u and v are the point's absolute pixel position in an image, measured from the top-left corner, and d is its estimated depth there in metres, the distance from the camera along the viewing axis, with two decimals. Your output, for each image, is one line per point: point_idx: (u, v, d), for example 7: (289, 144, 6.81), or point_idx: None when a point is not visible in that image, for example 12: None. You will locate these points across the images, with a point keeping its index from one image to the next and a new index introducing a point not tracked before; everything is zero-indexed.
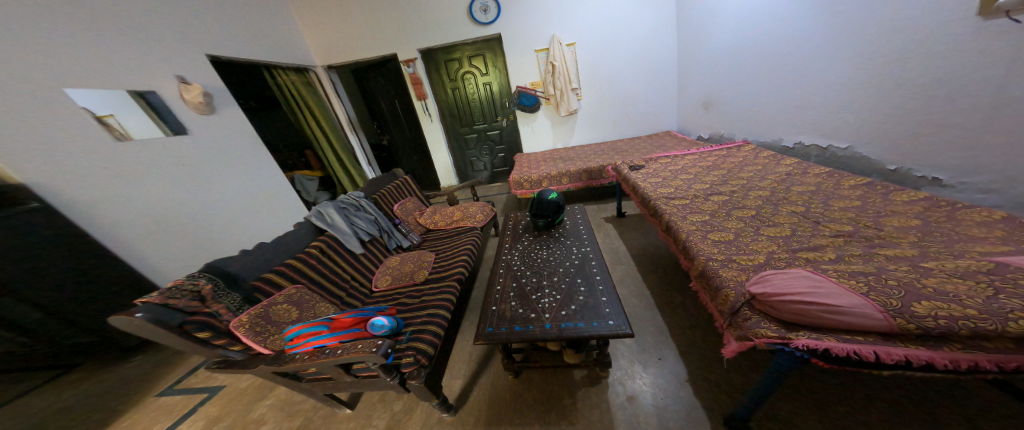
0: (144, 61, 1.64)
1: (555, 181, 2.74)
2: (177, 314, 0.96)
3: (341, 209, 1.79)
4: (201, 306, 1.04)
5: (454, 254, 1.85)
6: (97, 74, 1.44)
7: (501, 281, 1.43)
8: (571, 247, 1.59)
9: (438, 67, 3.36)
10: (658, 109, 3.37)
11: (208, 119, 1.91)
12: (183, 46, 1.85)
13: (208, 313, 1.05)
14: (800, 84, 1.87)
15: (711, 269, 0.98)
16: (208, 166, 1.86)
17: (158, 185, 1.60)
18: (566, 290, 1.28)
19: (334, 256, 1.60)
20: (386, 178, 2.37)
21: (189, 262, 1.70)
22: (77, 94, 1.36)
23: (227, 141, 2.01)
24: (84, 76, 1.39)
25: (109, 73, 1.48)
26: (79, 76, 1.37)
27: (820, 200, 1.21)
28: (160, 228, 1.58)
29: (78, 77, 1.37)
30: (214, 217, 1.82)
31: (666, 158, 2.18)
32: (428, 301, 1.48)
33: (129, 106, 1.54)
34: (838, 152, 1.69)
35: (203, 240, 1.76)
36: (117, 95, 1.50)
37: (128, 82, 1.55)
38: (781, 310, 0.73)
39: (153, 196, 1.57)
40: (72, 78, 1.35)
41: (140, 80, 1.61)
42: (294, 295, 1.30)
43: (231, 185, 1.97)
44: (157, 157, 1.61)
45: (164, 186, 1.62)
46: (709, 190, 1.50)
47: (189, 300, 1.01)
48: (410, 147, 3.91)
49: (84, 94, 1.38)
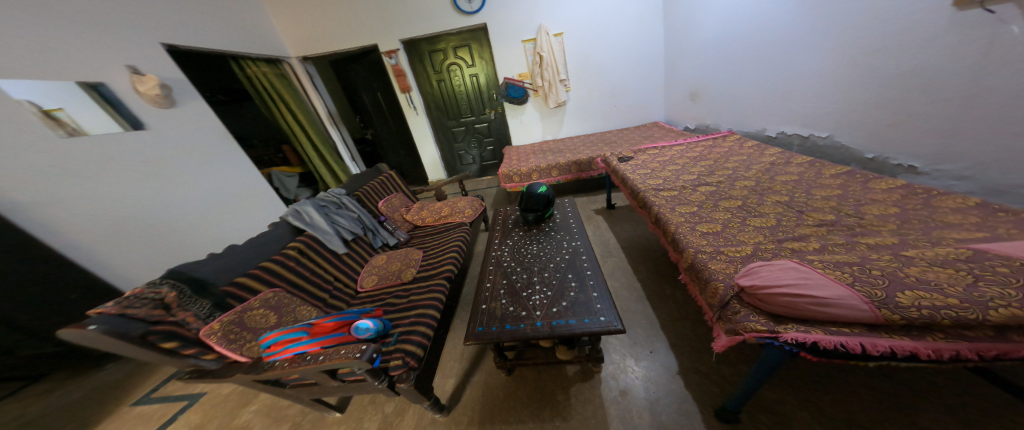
0: (92, 51, 1.49)
1: (545, 174, 2.71)
2: (137, 324, 0.89)
3: (319, 207, 1.72)
4: (165, 314, 0.98)
5: (443, 251, 1.81)
6: (39, 63, 1.30)
7: (491, 278, 1.41)
8: (561, 241, 1.58)
9: (422, 58, 3.24)
10: (646, 100, 3.36)
11: (169, 113, 1.78)
12: (135, 34, 1.70)
13: (173, 322, 0.99)
14: (782, 75, 1.89)
15: (700, 261, 0.98)
16: (174, 164, 1.74)
17: (117, 185, 1.49)
18: (556, 286, 1.27)
19: (316, 257, 1.54)
20: (369, 173, 2.28)
21: (157, 265, 1.63)
22: (15, 86, 1.23)
23: (192, 137, 1.89)
24: (22, 66, 1.26)
25: (53, 63, 1.35)
26: (18, 66, 1.25)
27: (803, 189, 1.22)
28: (120, 232, 1.50)
29: (16, 67, 1.24)
30: (182, 218, 1.72)
31: (654, 149, 2.17)
32: (417, 300, 1.44)
33: (80, 99, 1.41)
34: (819, 142, 1.72)
35: (172, 243, 1.68)
36: (65, 86, 1.37)
37: (75, 73, 1.42)
38: (770, 304, 0.74)
39: (110, 196, 1.46)
40: (7, 68, 1.22)
41: (90, 70, 1.47)
42: (270, 299, 1.24)
43: (201, 184, 1.87)
44: (114, 154, 1.50)
45: (123, 186, 1.51)
46: (696, 181, 1.50)
47: (151, 309, 0.94)
48: (395, 141, 3.79)
49: (26, 86, 1.26)
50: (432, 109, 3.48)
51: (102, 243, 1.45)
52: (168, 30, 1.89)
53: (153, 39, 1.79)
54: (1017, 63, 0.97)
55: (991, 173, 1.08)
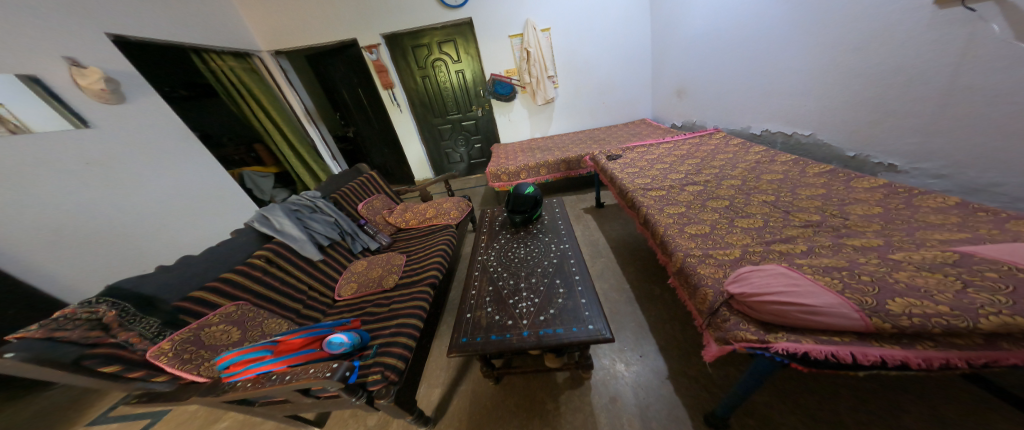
0: (22, 40, 1.33)
1: (533, 173, 2.67)
2: (67, 348, 0.81)
3: (291, 212, 1.62)
4: (103, 336, 0.89)
5: (427, 256, 1.74)
6: None
7: (476, 284, 1.36)
8: (549, 243, 1.53)
9: (405, 53, 3.11)
10: (634, 97, 3.34)
11: (117, 109, 1.63)
12: (73, 22, 1.53)
13: (114, 344, 0.89)
14: (765, 73, 1.89)
15: (688, 266, 0.96)
16: (125, 165, 1.61)
17: (58, 188, 1.36)
18: (543, 292, 1.23)
19: (288, 266, 1.45)
20: (348, 174, 2.18)
21: (108, 273, 1.51)
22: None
23: (145, 136, 1.74)
24: None
25: None
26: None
27: (788, 189, 1.20)
28: (61, 239, 1.36)
29: None
30: (135, 223, 1.58)
31: (642, 147, 2.14)
32: (398, 309, 1.37)
33: (21, 92, 1.28)
34: (802, 139, 1.74)
35: (126, 250, 1.56)
36: (2, 79, 1.24)
37: (10, 64, 1.28)
38: (760, 312, 0.72)
39: (49, 199, 1.33)
40: None
41: (22, 61, 1.32)
42: (233, 314, 1.16)
43: (158, 185, 1.73)
44: (51, 155, 1.35)
45: (66, 190, 1.38)
46: (683, 181, 1.48)
47: (84, 330, 0.86)
48: (378, 139, 3.66)
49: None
50: (416, 105, 3.36)
51: (41, 249, 1.33)
52: (112, 16, 1.72)
53: (94, 27, 1.63)
54: (995, 62, 0.97)
55: (968, 172, 1.09)
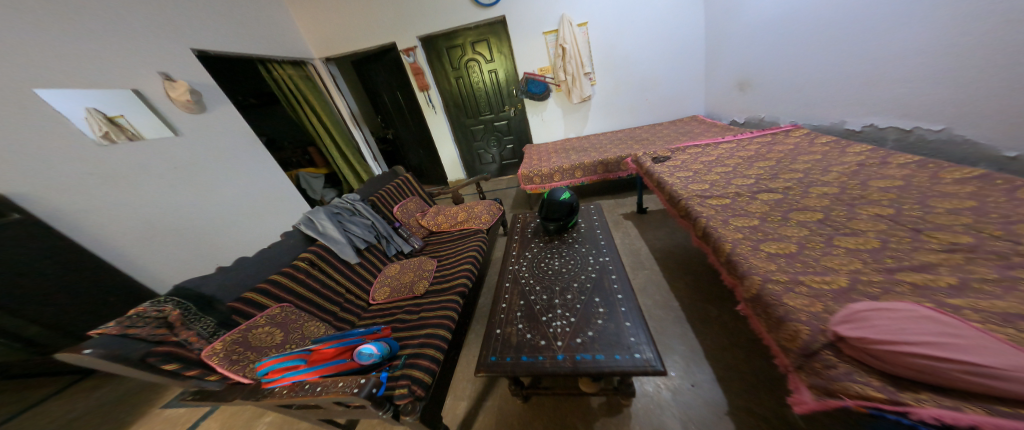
0: (126, 60, 1.54)
1: (567, 175, 2.53)
2: (138, 345, 0.88)
3: (332, 214, 1.67)
4: (167, 334, 0.96)
5: (457, 262, 1.71)
6: (92, 75, 1.40)
7: (507, 297, 1.28)
8: (586, 255, 1.40)
9: (440, 56, 3.15)
10: (683, 92, 3.02)
11: (198, 118, 1.84)
12: (165, 43, 1.75)
13: (175, 342, 0.96)
14: (847, 61, 1.57)
15: (769, 294, 0.74)
16: (203, 168, 1.80)
17: (153, 190, 1.54)
18: (579, 310, 1.11)
19: (328, 267, 1.51)
20: (385, 177, 2.23)
21: (190, 268, 1.65)
22: (80, 94, 1.33)
23: (220, 142, 1.93)
24: (76, 78, 1.34)
25: (102, 73, 1.44)
26: (80, 78, 1.36)
27: (913, 199, 0.88)
28: (158, 235, 1.52)
29: (69, 79, 1.32)
30: (210, 221, 1.75)
31: (696, 148, 1.88)
32: (427, 318, 1.35)
33: (135, 105, 1.53)
34: (928, 136, 1.31)
35: (200, 247, 1.69)
36: (123, 95, 1.49)
37: (119, 81, 1.50)
38: (889, 362, 0.52)
39: (146, 199, 1.50)
40: (60, 80, 1.29)
41: (127, 77, 1.54)
42: (277, 316, 1.21)
43: (227, 187, 1.90)
44: (148, 160, 1.54)
45: (159, 192, 1.56)
46: (751, 187, 1.24)
47: (153, 328, 0.94)
48: (415, 141, 3.79)
49: (87, 93, 1.36)
50: (450, 106, 3.39)
51: (138, 246, 1.45)
52: (195, 34, 1.92)
53: (182, 44, 1.84)
54: None
55: None
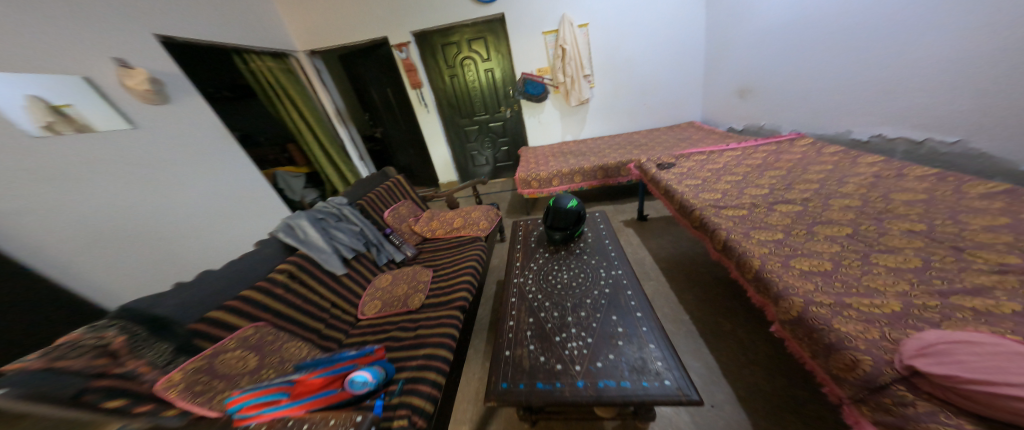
0: (75, 40, 1.33)
1: (566, 180, 2.46)
2: (71, 380, 0.71)
3: (316, 220, 1.51)
4: (110, 365, 0.79)
5: (456, 272, 1.61)
6: (33, 56, 1.19)
7: (514, 314, 1.19)
8: (596, 267, 1.33)
9: (434, 52, 3.03)
10: (681, 98, 3.04)
11: (160, 110, 1.64)
12: (123, 24, 1.54)
13: (120, 375, 0.79)
14: (854, 69, 1.57)
15: (815, 317, 0.68)
16: (166, 167, 1.60)
17: (102, 190, 1.33)
18: (595, 330, 1.03)
19: (311, 280, 1.36)
20: (375, 179, 2.08)
21: (147, 282, 1.44)
22: (20, 78, 1.12)
23: (184, 137, 1.74)
24: (9, 58, 1.13)
25: (44, 54, 1.22)
26: (16, 59, 1.15)
27: (943, 214, 0.85)
28: (102, 242, 1.29)
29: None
30: (168, 225, 1.54)
31: (701, 155, 1.86)
32: (425, 337, 1.25)
33: (82, 92, 1.31)
34: (940, 148, 1.28)
35: (160, 256, 1.49)
36: (71, 81, 1.28)
37: (65, 64, 1.29)
38: (979, 403, 0.45)
39: (95, 201, 1.30)
40: None
41: (76, 61, 1.33)
42: (251, 338, 1.07)
43: (192, 189, 1.71)
44: (98, 154, 1.34)
45: (109, 192, 1.35)
46: (767, 198, 1.20)
47: (91, 358, 0.77)
48: (405, 140, 3.63)
49: (29, 78, 1.15)
50: (443, 106, 3.27)
51: (94, 257, 1.24)
52: (160, 17, 1.72)
53: (143, 28, 1.63)
54: None
55: None
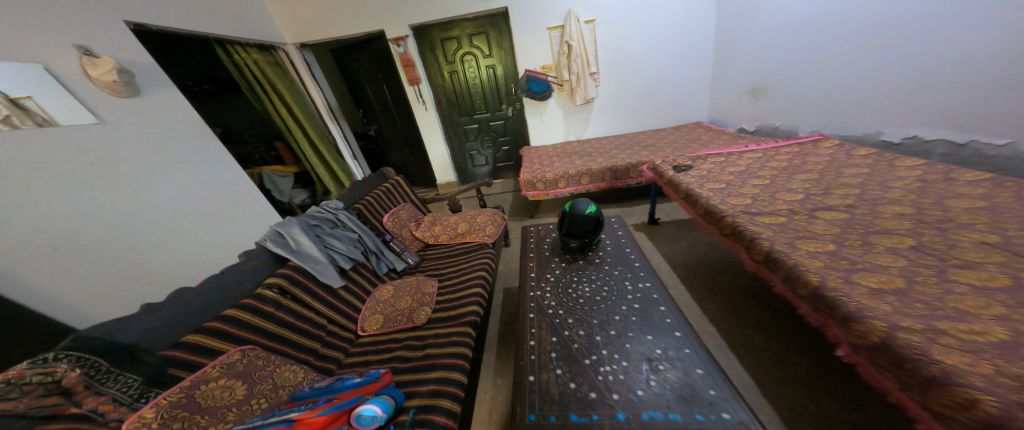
0: (29, 21, 1.14)
1: (573, 181, 2.36)
2: (13, 423, 0.59)
3: (309, 228, 1.36)
4: (63, 404, 0.66)
5: (464, 283, 1.49)
6: None
7: (534, 332, 1.07)
8: (621, 279, 1.23)
9: (434, 47, 2.88)
10: (687, 98, 3.00)
11: (127, 103, 1.45)
12: (89, 8, 1.35)
13: (77, 416, 0.67)
14: (886, 68, 1.51)
15: (908, 345, 0.60)
16: (133, 166, 1.41)
17: (57, 196, 1.14)
18: (629, 351, 0.94)
19: (305, 295, 1.22)
20: (373, 180, 1.93)
21: (119, 298, 1.28)
22: None
23: (157, 134, 1.55)
24: None
25: None
26: None
27: (1015, 223, 0.79)
28: (52, 252, 1.10)
29: None
30: (134, 232, 1.35)
31: (718, 156, 1.79)
32: (434, 358, 1.13)
33: (43, 81, 1.14)
34: (987, 151, 1.22)
35: (128, 267, 1.31)
36: (27, 69, 1.10)
37: (12, 46, 1.09)
38: None
39: (45, 206, 1.11)
40: None
41: (28, 46, 1.13)
42: (238, 363, 0.93)
43: (166, 190, 1.53)
44: (53, 153, 1.16)
45: (63, 197, 1.16)
46: (804, 203, 1.12)
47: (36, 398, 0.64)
48: (402, 139, 3.47)
49: None
50: (442, 103, 3.12)
51: (47, 268, 1.07)
52: (134, 4, 1.53)
53: (113, 14, 1.45)
54: None
55: None
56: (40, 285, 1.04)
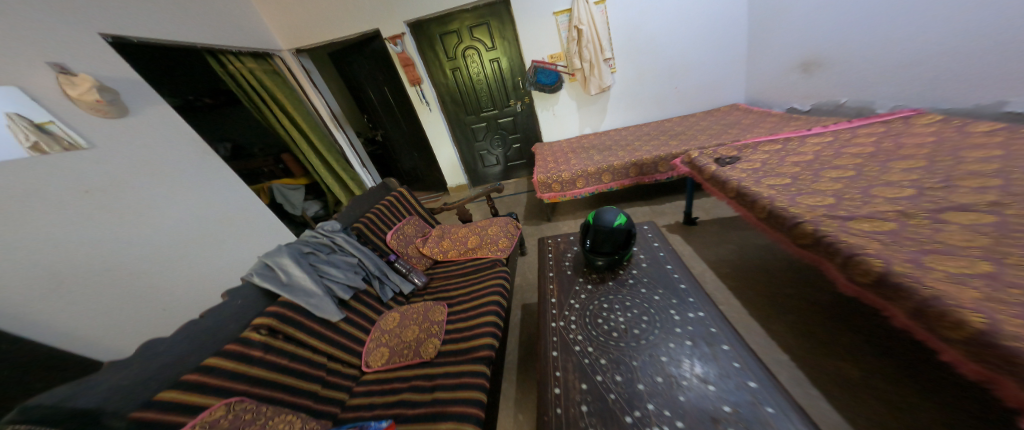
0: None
1: (593, 180, 2.12)
2: None
3: (302, 256, 1.22)
4: None
5: (476, 309, 1.30)
6: None
7: (558, 376, 0.87)
8: (664, 307, 0.98)
9: (433, 44, 2.70)
10: (719, 78, 2.67)
11: (125, 124, 1.33)
12: (77, 29, 1.27)
13: None
14: (983, 23, 1.19)
15: None
16: (133, 187, 1.29)
17: (55, 228, 1.04)
18: (685, 408, 0.70)
19: (299, 332, 1.07)
20: (375, 193, 1.78)
21: (133, 325, 1.19)
22: None
23: (160, 153, 1.44)
24: None
25: None
26: None
27: None
28: (54, 288, 1.00)
29: None
30: (144, 258, 1.25)
31: (774, 143, 1.54)
32: (443, 404, 0.95)
33: (24, 98, 1.04)
34: None
35: (141, 295, 1.22)
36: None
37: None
38: None
39: (40, 234, 1.00)
40: None
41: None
42: (223, 421, 0.78)
43: (178, 210, 1.43)
44: (49, 182, 1.05)
45: (64, 229, 1.06)
46: (918, 202, 0.85)
47: None
48: (409, 142, 3.35)
49: None
50: (447, 102, 2.95)
51: (55, 302, 0.99)
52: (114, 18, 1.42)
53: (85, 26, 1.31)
54: None
55: None
56: (40, 321, 0.95)
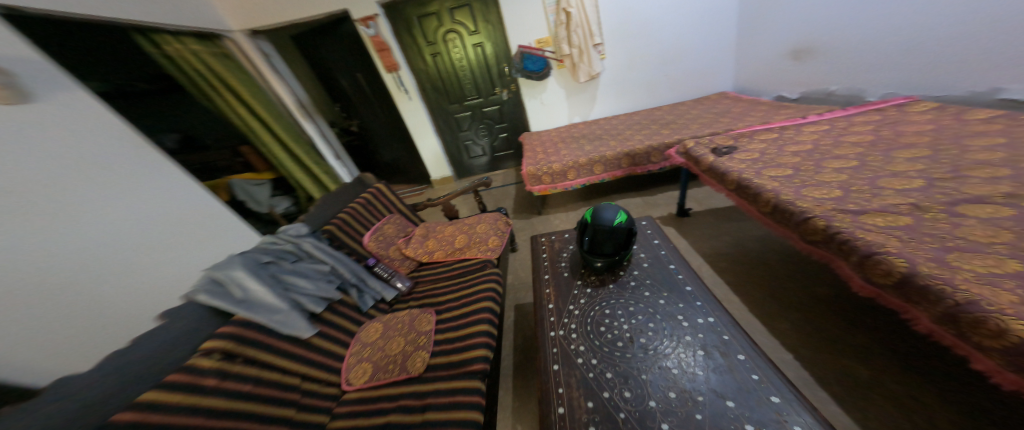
0: None
1: (585, 171, 2.04)
2: None
3: (260, 267, 1.05)
4: None
5: (468, 316, 1.20)
6: None
7: (562, 393, 0.78)
8: (671, 312, 0.92)
9: (410, 26, 2.46)
10: (709, 64, 2.62)
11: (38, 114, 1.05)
12: None
13: None
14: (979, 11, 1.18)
15: None
16: (56, 186, 1.02)
17: None
18: (704, 428, 0.64)
19: (265, 355, 0.92)
20: (349, 188, 1.60)
21: (72, 343, 0.98)
22: None
23: (87, 149, 1.15)
24: None
25: None
26: None
27: None
28: None
29: None
30: (83, 269, 1.03)
31: (770, 132, 1.50)
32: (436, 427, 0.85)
33: None
34: None
35: (77, 310, 1.00)
36: None
37: None
38: None
39: None
40: None
41: None
42: None
43: (118, 211, 1.17)
44: None
45: None
46: (930, 193, 0.82)
47: None
48: (387, 133, 3.13)
49: None
50: (427, 90, 2.74)
51: None
52: None
53: None
54: None
55: None
56: None
